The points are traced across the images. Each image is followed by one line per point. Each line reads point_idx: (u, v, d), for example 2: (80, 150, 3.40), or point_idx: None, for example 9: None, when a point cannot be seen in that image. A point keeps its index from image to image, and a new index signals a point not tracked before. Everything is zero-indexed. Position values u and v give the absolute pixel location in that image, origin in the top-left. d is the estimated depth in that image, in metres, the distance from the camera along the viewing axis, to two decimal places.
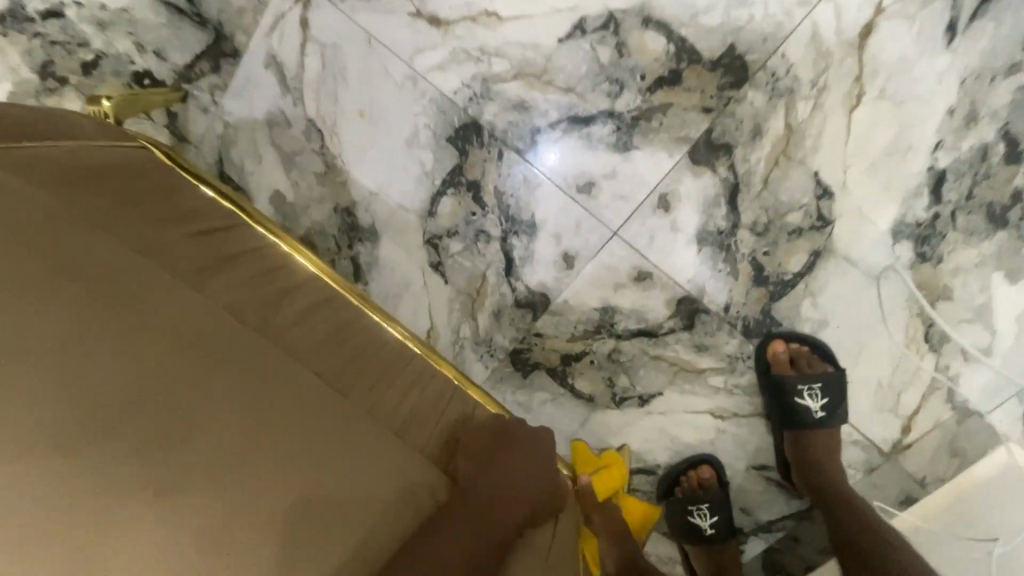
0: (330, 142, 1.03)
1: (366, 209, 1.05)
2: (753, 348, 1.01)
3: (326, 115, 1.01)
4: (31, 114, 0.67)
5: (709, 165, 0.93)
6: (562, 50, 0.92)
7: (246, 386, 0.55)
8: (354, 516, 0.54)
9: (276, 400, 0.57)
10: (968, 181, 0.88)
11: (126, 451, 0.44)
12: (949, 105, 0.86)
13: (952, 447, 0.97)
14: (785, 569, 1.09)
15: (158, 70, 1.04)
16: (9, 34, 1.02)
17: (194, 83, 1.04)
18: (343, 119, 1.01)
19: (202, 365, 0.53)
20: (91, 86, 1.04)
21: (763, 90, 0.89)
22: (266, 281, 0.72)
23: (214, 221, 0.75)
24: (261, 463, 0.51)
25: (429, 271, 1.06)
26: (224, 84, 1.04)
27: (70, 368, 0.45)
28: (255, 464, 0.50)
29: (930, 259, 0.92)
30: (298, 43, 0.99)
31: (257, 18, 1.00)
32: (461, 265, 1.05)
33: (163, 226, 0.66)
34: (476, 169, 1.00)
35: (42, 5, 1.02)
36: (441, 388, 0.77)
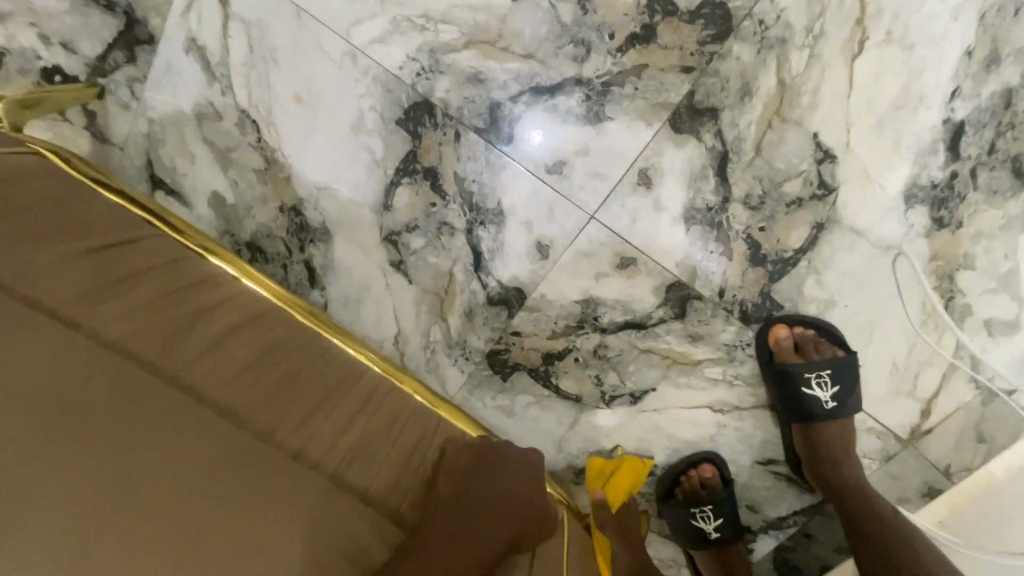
0: (268, 133, 0.92)
1: (314, 207, 0.94)
2: (754, 335, 0.91)
3: (259, 103, 0.90)
4: None
5: (693, 133, 0.82)
6: (517, 11, 0.81)
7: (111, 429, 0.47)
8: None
9: (155, 441, 0.48)
10: (991, 133, 0.77)
11: None
12: (965, 45, 0.75)
13: (978, 431, 0.88)
14: (798, 569, 1.00)
15: (69, 64, 0.92)
16: None
17: (111, 77, 0.92)
18: (279, 107, 0.90)
19: (54, 417, 0.45)
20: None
21: (750, 42, 0.78)
22: (178, 302, 0.61)
23: (119, 232, 0.64)
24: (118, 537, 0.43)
25: (390, 271, 0.96)
26: (143, 76, 0.92)
27: None
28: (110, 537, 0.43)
29: (948, 224, 0.81)
30: (220, 22, 0.87)
31: None
32: (425, 262, 0.95)
33: (44, 244, 0.56)
34: (431, 154, 0.89)
35: None
36: (395, 410, 0.67)
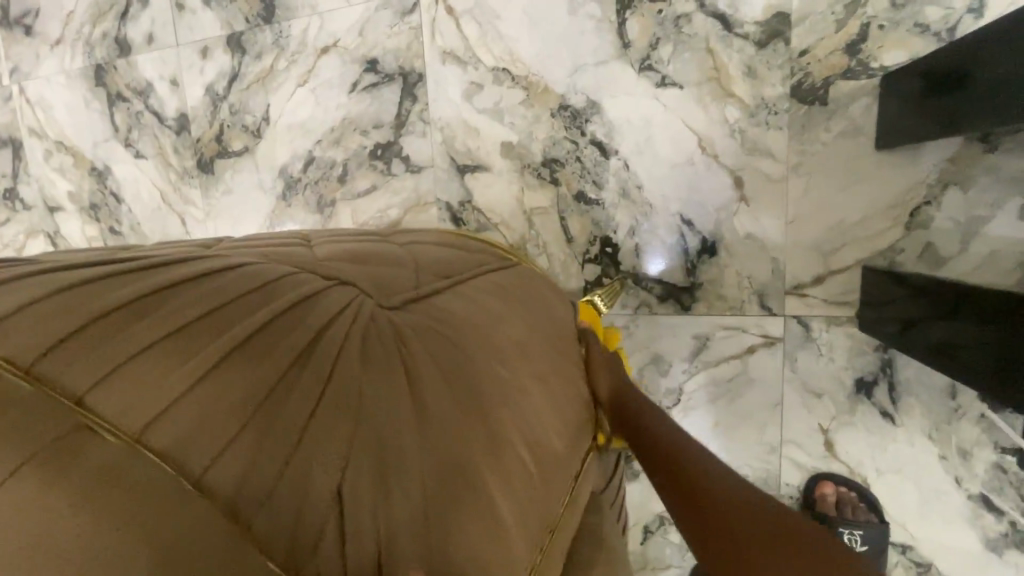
0: (677, 411, 1.16)
1: None
2: None
3: (694, 398, 1.14)
4: (559, 322, 0.79)
5: None
6: (883, 553, 1.03)
7: (697, 472, 0.59)
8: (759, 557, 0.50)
9: (690, 465, 0.60)
10: None
11: (675, 467, 0.61)
12: None
13: None
14: None
15: (625, 253, 1.14)
16: (556, 118, 1.14)
17: (637, 288, 1.15)
18: (701, 414, 1.14)
19: (682, 452, 0.62)
20: (569, 209, 1.17)
21: None
22: (672, 447, 0.63)
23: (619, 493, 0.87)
24: (704, 495, 0.56)
25: (638, 527, 1.25)
26: (655, 311, 1.15)
27: (672, 438, 0.64)
28: (705, 504, 0.55)
29: None
30: (734, 352, 1.11)
31: (727, 311, 1.10)
32: (664, 547, 1.24)
33: (613, 507, 0.80)
34: None
35: (600, 135, 1.12)
36: None
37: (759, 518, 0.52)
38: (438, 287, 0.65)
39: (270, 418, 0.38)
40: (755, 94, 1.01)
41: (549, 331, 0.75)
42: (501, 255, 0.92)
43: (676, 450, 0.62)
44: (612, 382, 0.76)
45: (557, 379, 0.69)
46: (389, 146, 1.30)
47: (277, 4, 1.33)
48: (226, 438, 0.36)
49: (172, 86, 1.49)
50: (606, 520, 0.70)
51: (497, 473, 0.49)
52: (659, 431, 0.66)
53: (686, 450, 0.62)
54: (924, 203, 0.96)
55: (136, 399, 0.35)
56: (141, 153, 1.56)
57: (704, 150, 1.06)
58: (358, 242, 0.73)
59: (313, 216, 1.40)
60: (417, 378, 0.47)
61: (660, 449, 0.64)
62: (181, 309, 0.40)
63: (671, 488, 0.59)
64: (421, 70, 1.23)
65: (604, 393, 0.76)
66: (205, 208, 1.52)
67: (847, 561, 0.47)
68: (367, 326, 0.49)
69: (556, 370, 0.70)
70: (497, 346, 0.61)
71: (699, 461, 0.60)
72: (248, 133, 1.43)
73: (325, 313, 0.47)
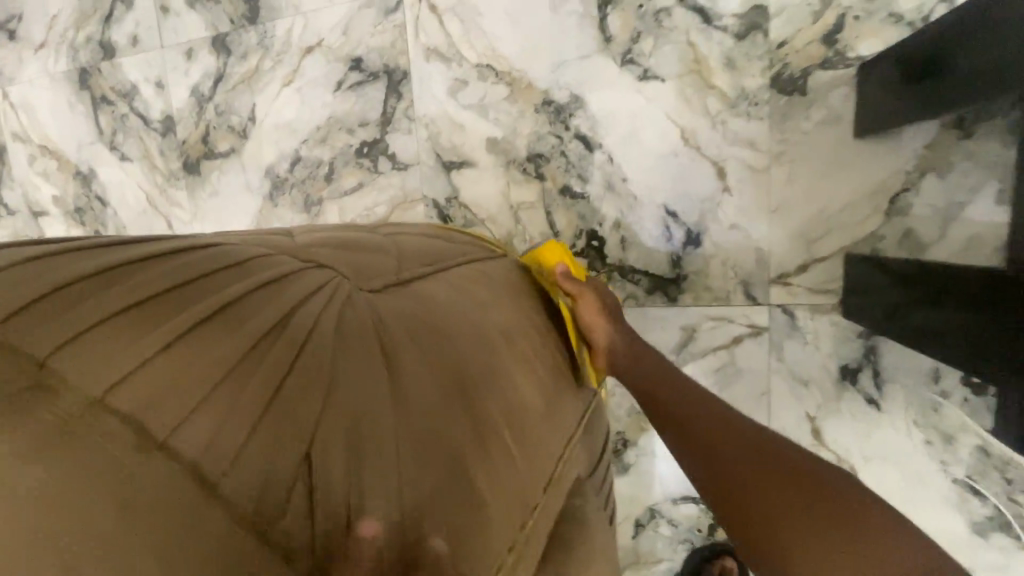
0: None
1: (637, 454, 1.23)
2: None
3: None
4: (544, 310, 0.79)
5: None
6: None
7: (715, 430, 0.63)
8: (769, 494, 0.53)
9: (712, 424, 0.64)
10: None
11: (696, 424, 0.65)
12: None
13: None
14: None
15: (611, 246, 1.15)
16: (540, 113, 1.15)
17: (624, 281, 1.15)
18: None
19: (705, 415, 0.66)
20: (554, 202, 1.18)
21: None
22: (693, 410, 0.67)
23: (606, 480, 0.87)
24: (724, 449, 0.60)
25: (630, 521, 1.25)
26: (642, 303, 1.15)
27: (695, 405, 0.68)
28: (722, 455, 0.59)
29: None
30: (721, 343, 1.11)
31: (713, 301, 1.11)
32: (657, 541, 1.24)
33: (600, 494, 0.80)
34: None
35: (585, 129, 1.13)
36: None
37: (772, 464, 0.56)
38: (420, 273, 0.65)
39: (237, 383, 0.38)
40: (735, 85, 1.02)
41: (533, 318, 0.75)
42: (488, 247, 0.93)
43: (696, 413, 0.66)
44: (611, 331, 0.79)
45: (541, 361, 0.69)
46: (375, 144, 1.30)
47: (261, 4, 1.34)
48: (194, 398, 0.36)
49: (157, 88, 1.49)
50: (591, 506, 0.69)
51: (476, 445, 0.49)
52: (681, 399, 0.70)
53: (706, 413, 0.66)
54: (903, 189, 0.97)
55: (103, 356, 0.35)
56: (127, 156, 1.56)
57: (686, 142, 1.07)
58: (343, 232, 0.73)
59: (300, 216, 1.40)
60: (392, 352, 0.48)
61: (680, 410, 0.68)
62: (149, 281, 0.41)
63: (688, 440, 0.64)
64: (406, 67, 1.24)
65: (603, 343, 0.80)
66: (191, 210, 1.52)
67: (851, 497, 0.51)
68: (339, 304, 0.49)
69: (540, 354, 0.70)
70: (477, 329, 0.61)
71: (719, 423, 0.64)
72: (234, 134, 1.43)
73: (297, 291, 0.47)
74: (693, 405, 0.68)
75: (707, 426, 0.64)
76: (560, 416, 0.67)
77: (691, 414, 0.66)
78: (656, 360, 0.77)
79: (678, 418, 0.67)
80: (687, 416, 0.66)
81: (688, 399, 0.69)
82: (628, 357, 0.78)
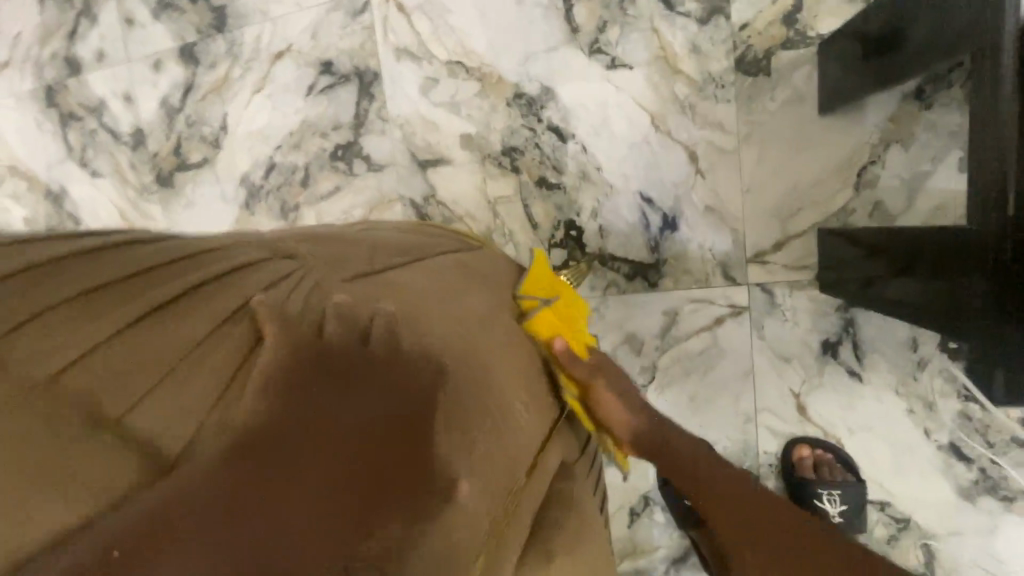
0: (653, 389, 1.16)
1: None
2: None
3: (668, 374, 1.15)
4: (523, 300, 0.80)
5: None
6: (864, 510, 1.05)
7: (784, 534, 0.63)
8: None
9: (780, 526, 0.64)
10: None
11: (758, 527, 0.64)
12: None
13: None
14: None
15: (589, 235, 1.16)
16: (513, 107, 1.16)
17: (604, 269, 1.16)
18: (677, 389, 1.15)
19: (754, 509, 0.66)
20: (531, 195, 1.18)
21: None
22: (747, 512, 0.66)
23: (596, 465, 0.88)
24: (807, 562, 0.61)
25: (624, 509, 1.25)
26: (623, 290, 1.16)
27: (743, 498, 0.67)
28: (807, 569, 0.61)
29: None
30: (703, 325, 1.12)
31: (693, 284, 1.11)
32: (651, 527, 1.24)
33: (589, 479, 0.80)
34: None
35: (557, 120, 1.14)
36: None
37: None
38: (398, 263, 0.66)
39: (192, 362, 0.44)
40: (701, 69, 1.04)
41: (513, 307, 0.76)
42: (467, 240, 0.93)
43: (751, 509, 0.66)
44: (630, 415, 0.73)
45: (521, 345, 0.70)
46: (350, 147, 1.29)
47: (228, 12, 1.33)
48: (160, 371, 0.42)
49: (125, 101, 1.47)
50: (578, 487, 0.69)
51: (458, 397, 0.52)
52: (719, 488, 0.68)
53: (760, 508, 0.66)
54: (870, 162, 0.99)
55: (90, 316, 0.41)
56: (98, 172, 1.53)
57: (657, 128, 1.08)
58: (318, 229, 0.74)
59: (277, 223, 1.39)
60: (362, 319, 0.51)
61: (733, 511, 0.66)
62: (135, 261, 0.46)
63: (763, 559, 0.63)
64: (377, 68, 1.24)
65: (627, 432, 0.73)
66: (167, 223, 1.50)
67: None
68: (314, 301, 0.50)
69: (520, 339, 0.71)
70: (454, 317, 0.61)
71: (781, 523, 0.64)
72: (207, 144, 1.41)
73: (271, 287, 0.49)
74: (740, 500, 0.67)
75: (781, 536, 0.63)
76: (541, 399, 0.68)
77: (748, 515, 0.65)
78: (680, 433, 0.73)
79: (740, 523, 0.66)
80: (742, 516, 0.66)
81: (725, 486, 0.68)
82: (655, 446, 0.72)
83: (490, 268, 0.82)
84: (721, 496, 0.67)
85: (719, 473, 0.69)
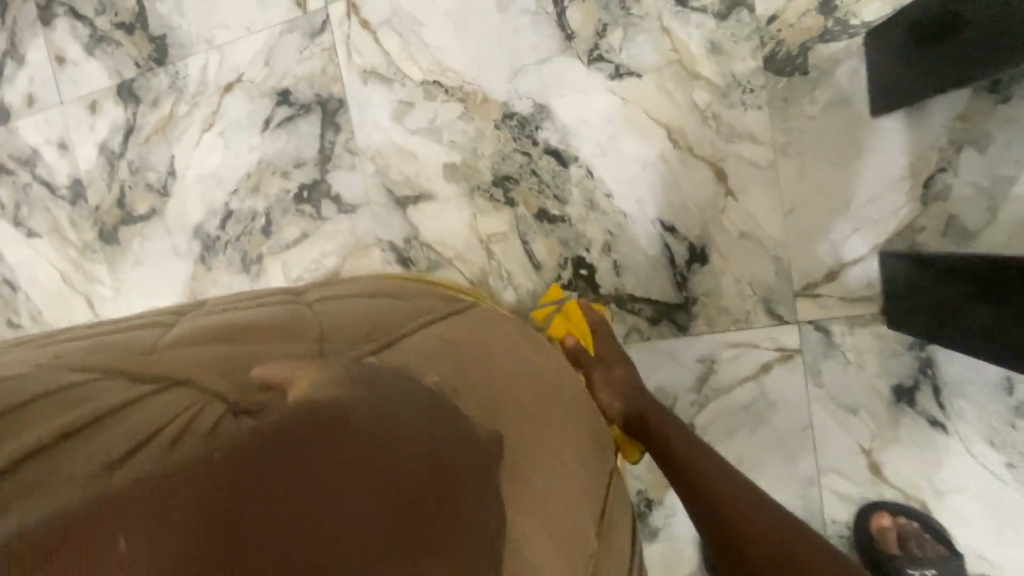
0: None
1: (665, 515, 1.03)
2: None
3: (710, 434, 0.96)
4: (537, 380, 0.60)
5: None
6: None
7: (763, 516, 0.59)
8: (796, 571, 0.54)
9: (757, 508, 0.60)
10: None
11: (735, 509, 0.61)
12: None
13: None
14: None
15: (603, 274, 0.98)
16: (503, 130, 0.99)
17: (624, 313, 0.98)
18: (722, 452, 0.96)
19: (738, 490, 0.63)
20: (531, 231, 1.00)
21: None
22: (724, 498, 0.62)
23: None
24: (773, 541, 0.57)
25: None
26: (648, 336, 0.97)
27: (722, 480, 0.64)
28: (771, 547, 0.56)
29: None
30: (748, 373, 0.94)
31: (732, 325, 0.93)
32: None
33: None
34: None
35: (556, 142, 0.96)
36: None
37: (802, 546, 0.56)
38: (358, 357, 0.46)
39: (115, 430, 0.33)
40: (725, 72, 0.87)
41: (526, 393, 0.56)
42: (452, 296, 0.74)
43: (731, 490, 0.63)
44: (619, 398, 0.78)
45: (539, 461, 0.50)
46: (316, 186, 1.12)
47: (170, 43, 1.16)
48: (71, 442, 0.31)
49: (60, 149, 1.29)
50: None
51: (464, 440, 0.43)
52: (704, 476, 0.65)
53: (739, 490, 0.63)
54: (938, 170, 0.82)
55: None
56: (34, 231, 1.35)
57: (677, 144, 0.91)
58: (254, 312, 0.55)
59: (239, 278, 1.20)
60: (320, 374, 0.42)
61: (711, 496, 0.63)
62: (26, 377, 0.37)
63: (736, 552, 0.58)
64: (342, 95, 1.07)
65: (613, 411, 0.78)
66: (114, 285, 1.30)
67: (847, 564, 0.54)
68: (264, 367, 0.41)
69: (538, 451, 0.51)
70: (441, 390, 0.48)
71: (758, 505, 0.61)
72: (154, 192, 1.23)
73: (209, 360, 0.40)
74: (721, 481, 0.64)
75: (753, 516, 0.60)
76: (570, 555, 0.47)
77: (723, 496, 0.62)
78: (672, 421, 0.75)
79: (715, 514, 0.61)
80: (723, 501, 0.62)
81: (711, 471, 0.65)
82: (641, 423, 0.76)
83: (491, 341, 0.62)
84: (704, 485, 0.64)
85: (695, 449, 0.69)
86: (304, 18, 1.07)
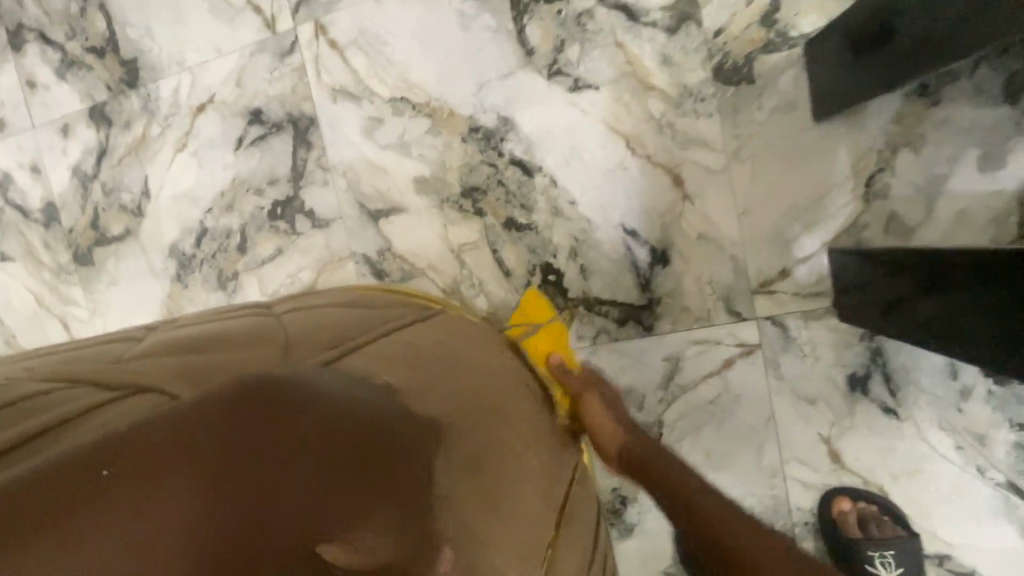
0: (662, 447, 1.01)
1: (640, 511, 1.06)
2: None
3: (678, 429, 1.00)
4: (501, 382, 0.65)
5: None
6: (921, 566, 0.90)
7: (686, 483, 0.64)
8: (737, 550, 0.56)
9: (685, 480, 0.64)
10: None
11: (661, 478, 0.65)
12: None
13: None
14: None
15: (570, 278, 1.01)
16: (469, 143, 1.02)
17: (592, 315, 1.01)
18: (690, 446, 0.99)
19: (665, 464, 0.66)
20: (500, 239, 1.03)
21: None
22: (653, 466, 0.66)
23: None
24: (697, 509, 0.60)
25: None
26: (616, 337, 1.01)
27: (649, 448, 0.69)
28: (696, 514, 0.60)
29: None
30: (712, 369, 0.97)
31: (695, 323, 0.97)
32: None
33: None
34: None
35: (520, 153, 1.00)
36: None
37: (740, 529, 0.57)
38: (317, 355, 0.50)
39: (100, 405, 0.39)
40: (676, 82, 0.92)
41: (488, 390, 0.61)
42: (419, 304, 0.77)
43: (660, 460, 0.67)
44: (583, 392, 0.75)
45: (498, 450, 0.53)
46: (289, 202, 1.14)
47: (141, 66, 1.18)
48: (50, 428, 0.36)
49: (32, 173, 1.29)
50: None
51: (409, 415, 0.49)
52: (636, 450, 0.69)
53: (667, 458, 0.67)
54: (877, 170, 0.87)
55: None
56: (7, 255, 1.35)
57: (635, 152, 0.95)
58: (225, 325, 0.57)
59: (215, 295, 1.21)
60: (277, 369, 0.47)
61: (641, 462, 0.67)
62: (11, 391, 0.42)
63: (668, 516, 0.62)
64: (312, 113, 1.10)
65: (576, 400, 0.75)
66: (89, 306, 1.31)
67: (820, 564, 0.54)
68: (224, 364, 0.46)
69: (498, 443, 0.54)
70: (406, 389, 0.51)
71: (683, 473, 0.65)
72: (128, 213, 1.24)
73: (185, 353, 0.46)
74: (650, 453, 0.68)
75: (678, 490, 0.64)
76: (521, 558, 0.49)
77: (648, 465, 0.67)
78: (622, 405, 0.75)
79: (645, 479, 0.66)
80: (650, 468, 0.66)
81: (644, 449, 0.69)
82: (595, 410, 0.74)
83: (460, 348, 0.66)
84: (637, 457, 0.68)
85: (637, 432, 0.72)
86: (272, 39, 1.10)
